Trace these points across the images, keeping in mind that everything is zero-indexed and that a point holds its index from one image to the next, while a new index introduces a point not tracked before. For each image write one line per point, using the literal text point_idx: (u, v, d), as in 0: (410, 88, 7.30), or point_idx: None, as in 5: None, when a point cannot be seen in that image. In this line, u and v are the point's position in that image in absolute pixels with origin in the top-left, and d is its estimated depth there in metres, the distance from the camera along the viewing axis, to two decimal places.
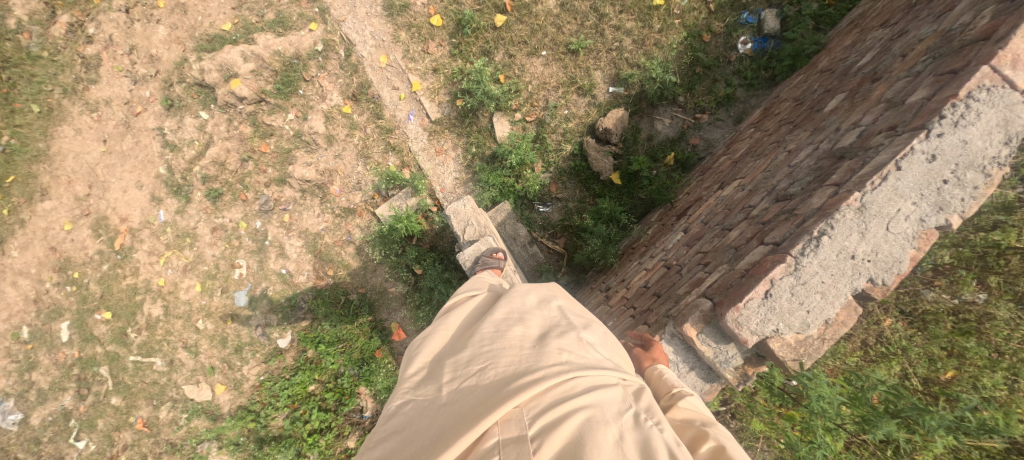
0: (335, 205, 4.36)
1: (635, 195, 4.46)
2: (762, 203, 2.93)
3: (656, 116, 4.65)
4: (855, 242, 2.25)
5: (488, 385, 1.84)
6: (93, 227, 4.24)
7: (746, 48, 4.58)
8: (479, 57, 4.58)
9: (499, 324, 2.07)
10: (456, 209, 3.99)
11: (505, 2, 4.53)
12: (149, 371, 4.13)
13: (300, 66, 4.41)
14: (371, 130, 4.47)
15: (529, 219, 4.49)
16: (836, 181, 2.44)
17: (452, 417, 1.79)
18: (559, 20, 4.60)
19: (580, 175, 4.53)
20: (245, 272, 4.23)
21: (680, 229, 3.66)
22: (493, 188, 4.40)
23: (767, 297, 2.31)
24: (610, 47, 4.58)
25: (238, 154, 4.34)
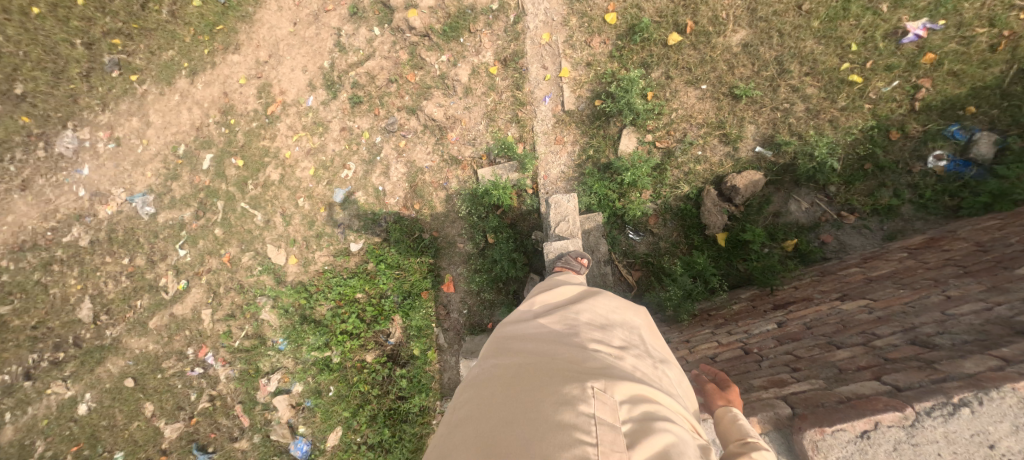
0: (446, 150, 4.56)
1: (733, 264, 4.15)
2: (892, 338, 2.52)
3: (795, 196, 4.19)
4: (1003, 432, 1.87)
5: (576, 363, 1.90)
6: (258, 89, 4.85)
7: (938, 165, 3.92)
8: (636, 67, 4.42)
9: (591, 325, 2.17)
10: (558, 202, 4.01)
11: (687, 22, 4.33)
12: (250, 221, 4.63)
13: (470, 17, 4.67)
14: (506, 97, 4.57)
15: (614, 239, 4.30)
16: (1005, 356, 2.06)
17: (548, 380, 1.80)
18: (736, 59, 4.29)
19: (685, 220, 4.26)
20: (351, 175, 4.60)
21: (773, 321, 3.28)
22: (592, 196, 4.29)
23: (863, 437, 1.99)
24: (776, 106, 4.18)
25: (388, 74, 4.69)
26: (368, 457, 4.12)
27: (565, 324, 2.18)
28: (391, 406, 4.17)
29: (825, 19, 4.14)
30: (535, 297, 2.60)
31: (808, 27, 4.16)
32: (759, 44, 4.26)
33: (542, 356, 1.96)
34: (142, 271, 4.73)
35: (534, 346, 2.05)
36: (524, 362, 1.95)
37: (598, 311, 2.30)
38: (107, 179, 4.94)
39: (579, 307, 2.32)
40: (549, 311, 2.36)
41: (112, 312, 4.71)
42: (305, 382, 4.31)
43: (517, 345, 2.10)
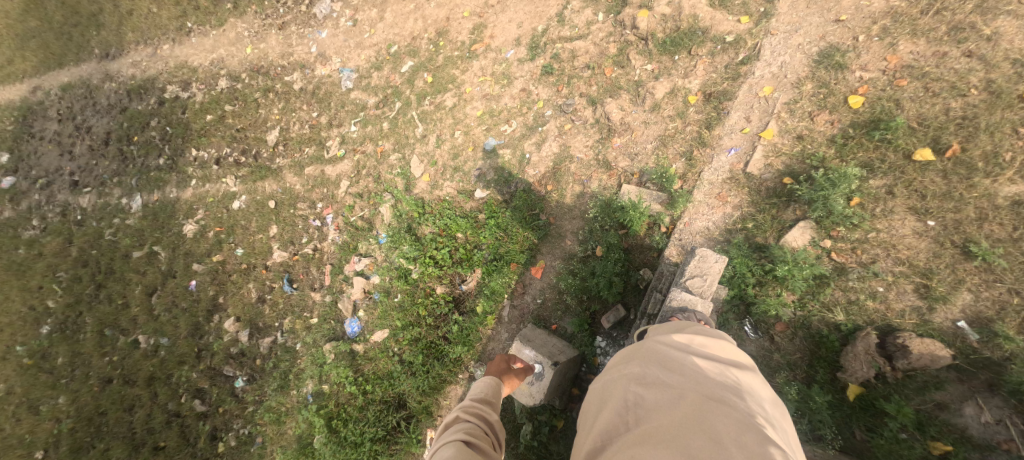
0: (604, 151, 4.50)
1: (849, 426, 3.41)
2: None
3: (981, 401, 3.17)
4: None
5: (760, 428, 1.76)
6: (474, 26, 5.31)
7: None
8: (854, 164, 3.76)
9: (759, 391, 2.03)
10: (704, 256, 3.61)
11: (952, 146, 3.53)
12: (409, 129, 5.19)
13: (698, 39, 4.49)
14: (689, 129, 4.30)
15: (724, 322, 3.82)
16: None
17: (744, 432, 1.71)
18: (994, 213, 3.40)
19: (820, 349, 3.57)
20: (508, 131, 4.82)
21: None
22: (731, 269, 3.85)
23: None
24: (1018, 290, 3.27)
25: (589, 60, 4.77)
26: (395, 368, 4.46)
27: (728, 378, 2.01)
28: (434, 340, 4.44)
29: None
30: (679, 328, 2.38)
31: None
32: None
33: (715, 402, 1.83)
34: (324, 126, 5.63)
35: (706, 388, 1.91)
36: (700, 403, 1.83)
37: (755, 378, 2.10)
38: (337, 48, 5.93)
39: (737, 365, 2.11)
40: (706, 352, 2.16)
41: (287, 145, 5.72)
42: (383, 278, 4.77)
43: (682, 378, 1.97)
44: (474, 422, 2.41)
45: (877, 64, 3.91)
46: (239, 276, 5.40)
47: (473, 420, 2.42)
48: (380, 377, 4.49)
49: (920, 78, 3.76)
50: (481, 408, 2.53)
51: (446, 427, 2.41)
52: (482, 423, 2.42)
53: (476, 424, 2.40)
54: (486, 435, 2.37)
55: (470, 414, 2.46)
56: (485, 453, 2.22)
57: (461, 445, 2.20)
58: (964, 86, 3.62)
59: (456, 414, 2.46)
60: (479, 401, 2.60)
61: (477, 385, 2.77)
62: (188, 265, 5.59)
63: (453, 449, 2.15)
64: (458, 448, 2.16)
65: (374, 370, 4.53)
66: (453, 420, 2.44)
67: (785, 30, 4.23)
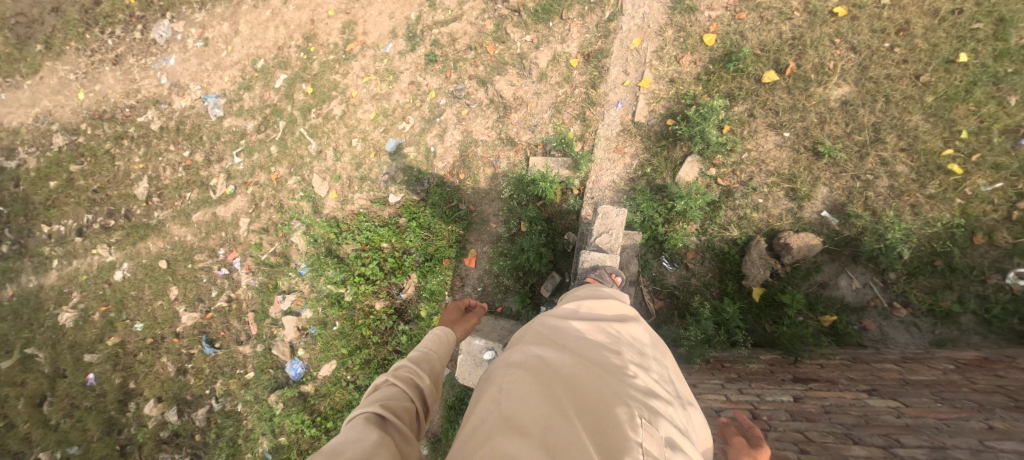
0: (505, 129, 4.49)
1: (761, 323, 3.73)
2: (909, 446, 2.34)
3: (850, 273, 3.70)
4: None
5: (619, 386, 1.86)
6: (343, 25, 4.97)
7: (1015, 283, 3.38)
8: (720, 97, 4.01)
9: (630, 348, 2.15)
10: (605, 212, 3.82)
11: (789, 64, 3.89)
12: (302, 147, 4.86)
13: (565, 2, 4.46)
14: (578, 92, 4.33)
15: (645, 263, 3.99)
16: None
17: (598, 396, 1.79)
18: (829, 115, 3.80)
19: (724, 265, 3.88)
20: (408, 129, 4.68)
21: (791, 393, 3.08)
22: (637, 214, 3.97)
23: None
24: (859, 175, 3.70)
25: (469, 41, 4.71)
26: (353, 397, 4.28)
27: (605, 336, 2.14)
28: (386, 357, 4.31)
29: (941, 97, 3.59)
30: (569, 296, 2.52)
31: (920, 100, 3.63)
32: (860, 104, 3.76)
33: (589, 360, 1.94)
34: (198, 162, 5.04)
35: (581, 348, 2.03)
36: (566, 365, 1.90)
37: (632, 334, 2.27)
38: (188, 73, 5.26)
39: (616, 324, 2.27)
40: (589, 315, 2.31)
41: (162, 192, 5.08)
42: (315, 310, 4.51)
43: (561, 339, 2.06)
44: (404, 389, 2.15)
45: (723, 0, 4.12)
46: (147, 353, 4.80)
47: (400, 388, 2.15)
48: (339, 410, 4.29)
49: (756, 9, 4.04)
50: (417, 374, 2.25)
51: (374, 391, 2.15)
52: (406, 387, 2.16)
53: (402, 393, 2.13)
54: (411, 404, 2.12)
55: (402, 380, 2.18)
56: (399, 428, 1.96)
57: (369, 420, 1.93)
58: (789, 10, 3.97)
59: (386, 378, 2.18)
60: (419, 363, 2.33)
61: (420, 346, 2.49)
62: (79, 358, 4.84)
63: (362, 425, 1.88)
64: (369, 425, 1.89)
65: (331, 406, 4.31)
66: (382, 383, 2.17)
67: None
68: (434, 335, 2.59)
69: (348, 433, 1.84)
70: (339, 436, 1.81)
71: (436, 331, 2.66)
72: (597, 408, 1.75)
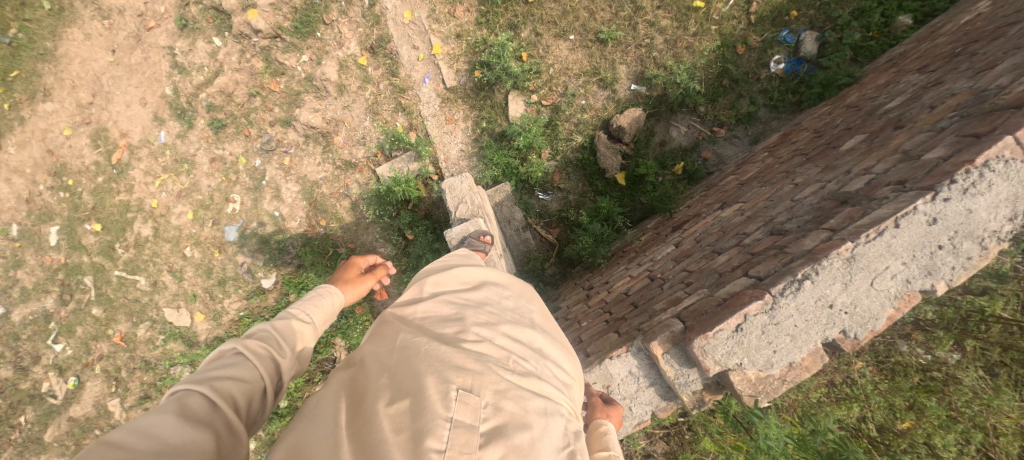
0: (337, 156, 4.22)
1: (637, 199, 3.58)
2: (755, 233, 2.32)
3: (674, 121, 3.69)
4: (838, 291, 1.83)
5: (442, 350, 1.54)
6: (92, 136, 4.65)
7: (778, 69, 3.62)
8: (504, 31, 3.80)
9: (478, 304, 1.84)
10: (450, 185, 3.14)
11: None
12: (131, 288, 4.66)
13: (321, 7, 4.04)
14: (384, 86, 4.03)
15: (526, 204, 3.63)
16: (832, 226, 1.97)
17: (412, 373, 1.46)
18: (594, 4, 3.68)
19: (586, 169, 3.67)
20: (238, 208, 4.47)
21: (672, 242, 2.85)
22: (495, 168, 3.60)
23: (737, 331, 1.88)
24: (639, 43, 3.65)
25: (246, 87, 4.28)
26: None
27: (450, 304, 1.83)
28: None
29: None
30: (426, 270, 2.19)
31: None
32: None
33: (416, 334, 1.62)
34: (63, 352, 4.67)
35: (413, 324, 1.71)
36: (385, 350, 1.58)
37: (488, 294, 1.95)
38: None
39: (465, 289, 1.97)
40: (440, 283, 1.99)
41: (25, 411, 4.60)
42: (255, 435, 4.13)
43: (393, 320, 1.74)
44: (256, 362, 1.58)
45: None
46: None
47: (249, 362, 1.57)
48: None
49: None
50: (282, 346, 1.69)
51: (213, 358, 1.56)
52: (258, 366, 1.58)
53: (253, 370, 1.56)
54: (260, 384, 1.56)
55: (258, 351, 1.61)
56: (230, 421, 1.41)
57: (187, 410, 1.35)
58: None
59: (234, 345, 1.59)
60: (288, 333, 1.76)
61: (294, 307, 1.92)
62: None
63: (176, 412, 1.32)
64: (187, 414, 1.33)
65: None
66: (227, 351, 1.58)
67: None
68: (316, 296, 2.01)
69: (151, 421, 1.27)
70: (137, 422, 1.25)
71: (321, 290, 2.08)
72: (410, 388, 1.43)
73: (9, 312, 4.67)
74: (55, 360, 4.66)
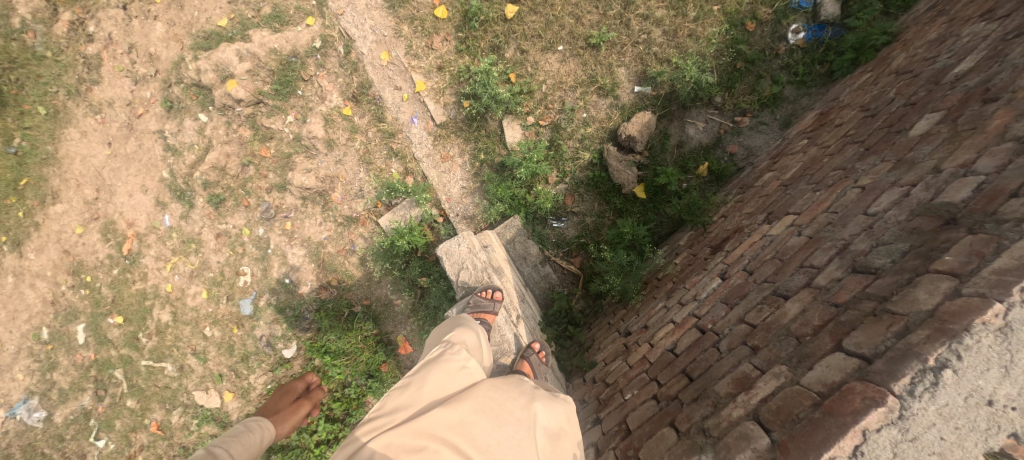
0: (337, 213, 4.02)
1: (661, 211, 3.12)
2: (829, 268, 1.87)
3: (689, 119, 3.19)
4: (997, 379, 1.30)
5: None
6: (102, 231, 4.63)
7: (799, 40, 3.14)
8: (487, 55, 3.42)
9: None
10: (448, 250, 2.87)
11: None
12: (160, 375, 4.59)
13: (297, 64, 3.85)
14: (373, 134, 3.79)
15: (540, 236, 3.25)
16: (951, 268, 1.51)
17: None
18: (579, 8, 3.27)
19: (599, 187, 3.23)
20: (249, 280, 4.34)
21: (716, 272, 2.41)
22: (500, 203, 3.28)
23: (857, 456, 1.36)
24: (636, 40, 3.21)
25: (239, 158, 4.16)
26: None
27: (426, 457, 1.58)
28: None
29: None
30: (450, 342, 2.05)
31: None
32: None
33: None
34: (106, 447, 4.62)
35: None
36: None
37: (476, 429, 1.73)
38: (18, 384, 4.70)
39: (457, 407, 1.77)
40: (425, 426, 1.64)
41: None
42: None
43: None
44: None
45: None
46: None
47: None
48: None
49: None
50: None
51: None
52: None
53: None
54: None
55: None
56: None
57: None
58: None
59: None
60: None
61: None
62: None
63: None
64: None
65: None
66: None
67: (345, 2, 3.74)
68: None
69: None
70: None
71: None
72: None
73: (51, 414, 4.66)
74: (99, 456, 4.62)
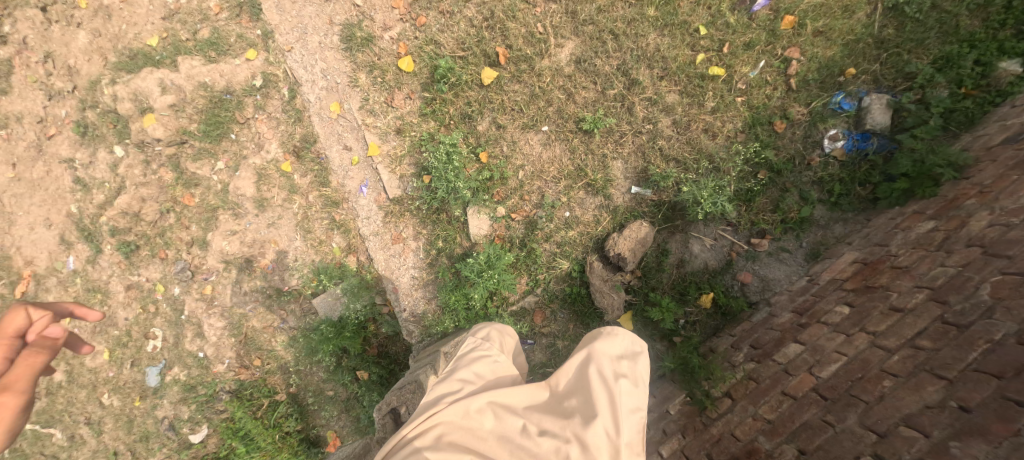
0: (267, 283, 3.36)
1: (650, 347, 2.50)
2: None
3: (695, 233, 2.56)
4: None
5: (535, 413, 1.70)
6: None
7: (837, 147, 2.54)
8: (458, 124, 2.78)
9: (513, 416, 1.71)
10: None
11: (498, 49, 2.70)
12: (48, 443, 3.77)
13: (232, 103, 3.20)
14: (313, 198, 3.15)
15: None
16: None
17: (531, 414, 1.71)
18: (571, 83, 2.66)
19: (576, 305, 2.60)
20: (160, 345, 3.66)
21: None
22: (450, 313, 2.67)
23: None
24: (638, 129, 2.61)
25: (157, 204, 3.51)
26: None
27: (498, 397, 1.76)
28: None
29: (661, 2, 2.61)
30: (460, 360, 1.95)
31: (642, 18, 2.62)
32: (592, 56, 2.67)
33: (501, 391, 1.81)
34: None
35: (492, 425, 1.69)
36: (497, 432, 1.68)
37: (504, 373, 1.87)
38: None
39: (501, 418, 1.70)
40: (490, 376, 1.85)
41: None
42: None
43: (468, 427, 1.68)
44: None
45: (392, 17, 2.94)
46: None
47: None
48: None
49: (431, 5, 2.85)
50: None
51: None
52: None
53: None
54: None
55: None
56: None
57: None
58: None
59: None
60: None
61: None
62: None
63: None
64: None
65: None
66: None
67: (295, 37, 3.08)
68: None
69: None
70: None
71: None
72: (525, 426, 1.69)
73: None
74: None
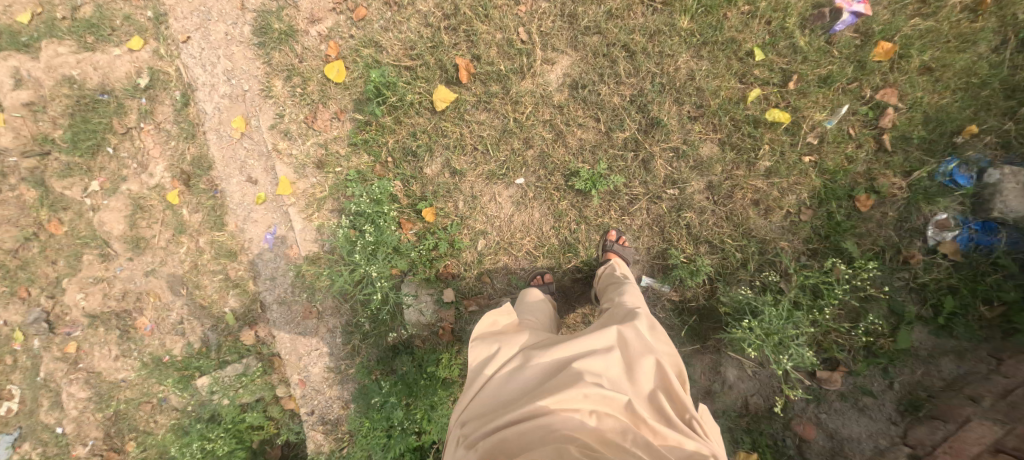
0: (142, 350, 2.40)
1: None
2: None
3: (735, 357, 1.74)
4: None
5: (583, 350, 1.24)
6: None
7: (946, 241, 1.71)
8: (398, 162, 1.99)
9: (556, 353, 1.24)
10: None
11: (460, 62, 1.90)
12: None
13: (107, 106, 2.35)
14: (205, 243, 2.29)
15: None
16: None
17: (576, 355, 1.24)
18: (561, 118, 1.88)
19: None
20: (15, 409, 2.45)
21: None
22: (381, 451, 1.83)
23: None
24: (657, 193, 1.84)
25: (18, 228, 2.42)
26: None
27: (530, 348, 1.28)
28: None
29: (699, 12, 1.81)
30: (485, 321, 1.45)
31: (670, 32, 1.82)
32: (595, 81, 1.87)
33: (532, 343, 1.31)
34: None
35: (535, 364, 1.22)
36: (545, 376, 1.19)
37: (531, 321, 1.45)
38: None
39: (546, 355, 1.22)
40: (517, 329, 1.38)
41: None
42: None
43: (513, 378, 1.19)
44: None
45: (323, 5, 2.11)
46: None
47: None
48: None
49: None
50: None
51: None
52: None
53: None
54: None
55: None
56: None
57: None
58: None
59: None
60: None
61: None
62: None
63: None
64: None
65: None
66: None
67: (193, 23, 2.24)
68: None
69: None
70: None
71: None
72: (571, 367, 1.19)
73: None
74: None
